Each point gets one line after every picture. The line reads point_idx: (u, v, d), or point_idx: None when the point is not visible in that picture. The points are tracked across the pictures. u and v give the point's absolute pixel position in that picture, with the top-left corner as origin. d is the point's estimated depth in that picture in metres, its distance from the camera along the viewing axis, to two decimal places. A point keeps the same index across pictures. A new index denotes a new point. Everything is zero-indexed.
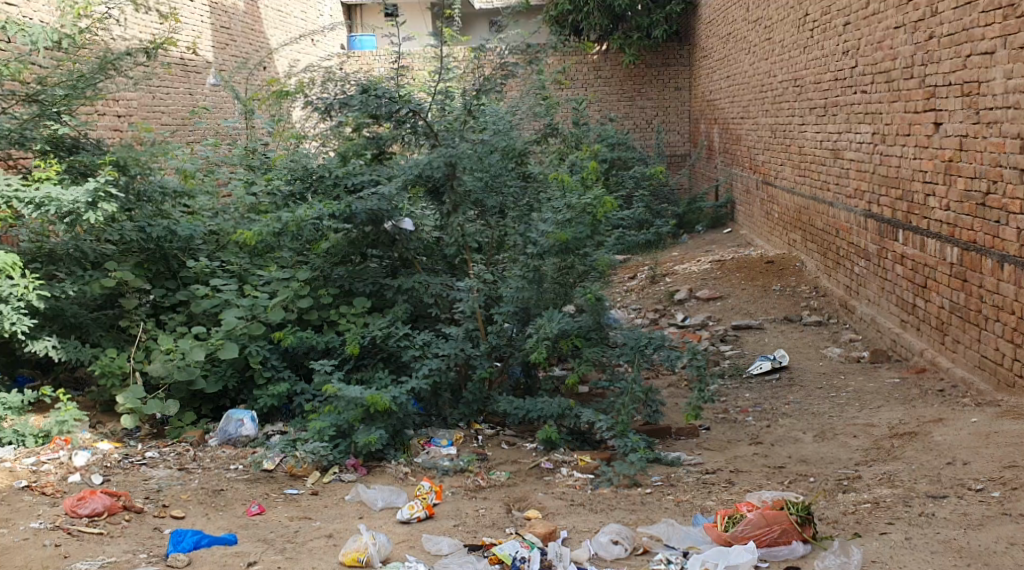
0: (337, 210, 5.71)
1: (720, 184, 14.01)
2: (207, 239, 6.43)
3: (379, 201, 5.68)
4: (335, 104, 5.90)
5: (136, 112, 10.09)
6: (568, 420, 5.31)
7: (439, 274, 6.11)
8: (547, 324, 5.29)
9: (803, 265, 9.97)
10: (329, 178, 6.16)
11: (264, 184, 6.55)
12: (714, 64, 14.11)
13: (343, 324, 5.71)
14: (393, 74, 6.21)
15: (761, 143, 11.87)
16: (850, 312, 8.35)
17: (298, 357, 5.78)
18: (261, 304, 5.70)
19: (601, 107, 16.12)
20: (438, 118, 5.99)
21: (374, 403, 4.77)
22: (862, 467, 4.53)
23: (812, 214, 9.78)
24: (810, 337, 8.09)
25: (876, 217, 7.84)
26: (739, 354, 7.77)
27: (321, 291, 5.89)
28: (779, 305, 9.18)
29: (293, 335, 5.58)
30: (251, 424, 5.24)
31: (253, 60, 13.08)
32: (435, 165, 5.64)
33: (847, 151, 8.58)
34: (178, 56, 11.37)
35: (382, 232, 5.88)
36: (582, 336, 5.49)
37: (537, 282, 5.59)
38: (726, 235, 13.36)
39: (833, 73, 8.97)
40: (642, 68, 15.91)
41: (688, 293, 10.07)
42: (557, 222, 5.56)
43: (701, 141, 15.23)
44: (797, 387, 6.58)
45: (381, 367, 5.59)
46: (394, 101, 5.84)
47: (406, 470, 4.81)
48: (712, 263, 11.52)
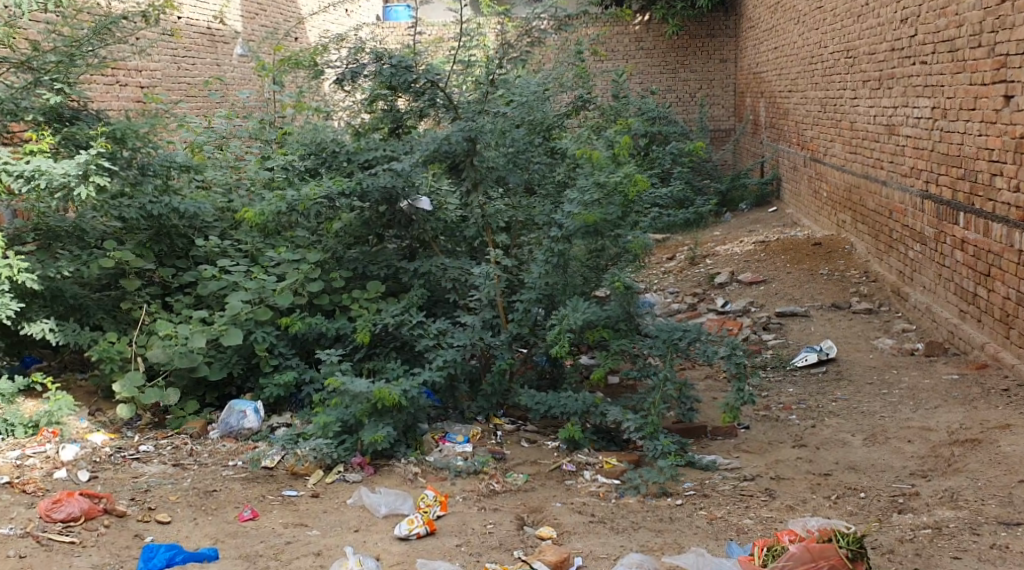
0: (347, 188, 5.40)
1: (765, 160, 13.43)
2: (217, 216, 6.10)
3: (393, 179, 5.32)
4: (353, 74, 5.56)
5: (161, 82, 10.16)
6: (593, 419, 4.92)
7: (458, 257, 5.76)
8: (571, 315, 4.88)
9: (853, 248, 9.43)
10: (342, 154, 5.77)
11: (279, 158, 6.25)
12: (762, 35, 13.47)
13: (355, 310, 5.35)
14: (407, 44, 5.83)
15: (810, 118, 11.27)
16: (904, 299, 7.84)
17: (308, 345, 5.39)
18: (269, 287, 5.33)
19: (642, 80, 15.57)
20: (459, 90, 5.63)
21: (382, 397, 4.41)
22: (920, 481, 4.06)
23: (864, 194, 9.22)
24: (860, 326, 7.57)
25: (935, 198, 7.29)
26: (782, 343, 7.30)
27: (333, 274, 5.51)
28: (826, 290, 8.66)
29: (301, 321, 5.22)
30: (254, 416, 4.89)
31: (283, 30, 12.75)
32: (454, 140, 5.22)
33: (904, 127, 8.01)
34: (205, 26, 11.11)
35: (398, 212, 5.63)
36: (611, 327, 5.07)
37: (561, 268, 5.20)
38: (772, 214, 12.79)
39: (889, 43, 8.39)
40: (686, 39, 15.31)
41: (729, 276, 9.57)
42: (585, 202, 5.13)
43: (745, 115, 14.62)
44: (845, 383, 6.09)
45: (394, 357, 5.22)
46: (410, 71, 5.41)
47: (416, 470, 4.44)
48: (756, 243, 11.00)
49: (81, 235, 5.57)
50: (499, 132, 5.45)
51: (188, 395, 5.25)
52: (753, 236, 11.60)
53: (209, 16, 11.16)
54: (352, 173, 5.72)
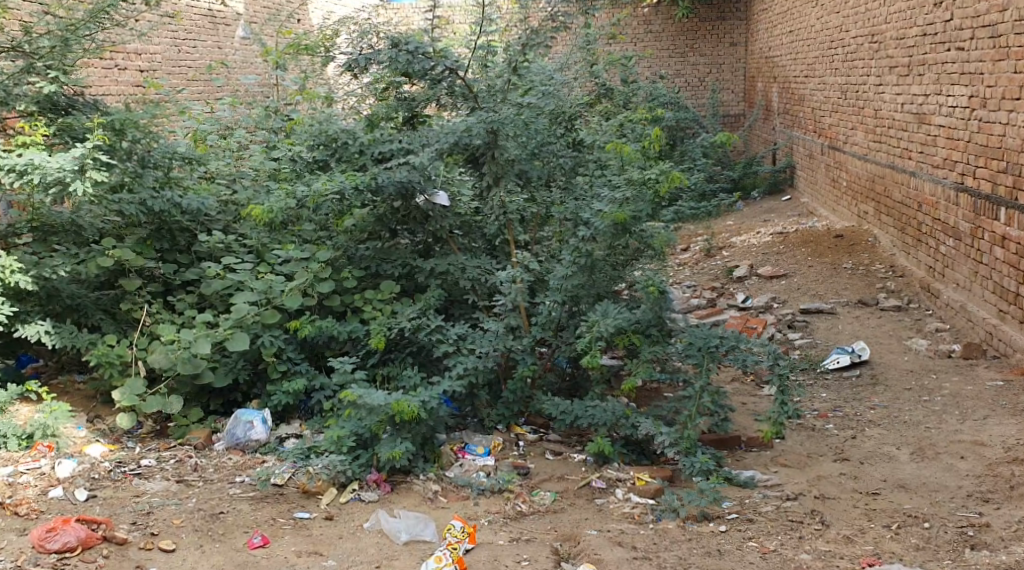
0: (360, 183, 5.05)
1: (779, 147, 13.08)
2: (221, 210, 5.78)
3: (409, 173, 5.00)
4: (366, 60, 5.22)
5: (161, 66, 9.81)
6: (623, 430, 4.62)
7: (477, 254, 5.45)
8: (601, 322, 4.57)
9: (877, 241, 9.10)
10: (353, 145, 5.43)
11: (285, 148, 5.92)
12: (776, 18, 13.10)
13: (368, 312, 5.03)
14: (421, 28, 5.49)
15: (828, 105, 10.92)
16: (935, 296, 7.53)
17: (318, 349, 5.08)
18: (277, 287, 5.00)
19: (651, 64, 15.19)
20: (478, 78, 5.30)
21: (400, 412, 4.08)
22: (987, 513, 3.84)
23: (889, 184, 8.88)
24: (891, 324, 7.26)
25: (972, 191, 6.98)
26: (811, 343, 6.98)
27: (345, 273, 5.19)
28: (852, 286, 8.34)
29: (311, 325, 4.90)
30: (262, 427, 4.58)
31: (285, 11, 12.36)
32: (475, 132, 4.95)
33: (936, 116, 7.68)
34: (204, 7, 10.74)
35: (414, 207, 5.32)
36: (641, 332, 4.77)
37: (589, 269, 4.88)
38: (786, 203, 12.45)
39: (920, 28, 8.05)
40: (695, 22, 14.92)
41: (749, 270, 9.24)
42: (614, 199, 4.83)
43: (757, 101, 14.25)
44: (881, 389, 5.79)
45: (410, 363, 4.91)
46: (428, 57, 5.11)
47: (436, 488, 4.15)
48: (773, 234, 10.66)
49: (78, 231, 5.25)
50: (521, 123, 5.13)
51: (191, 402, 4.94)
52: (770, 226, 11.26)
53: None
54: (364, 166, 5.40)
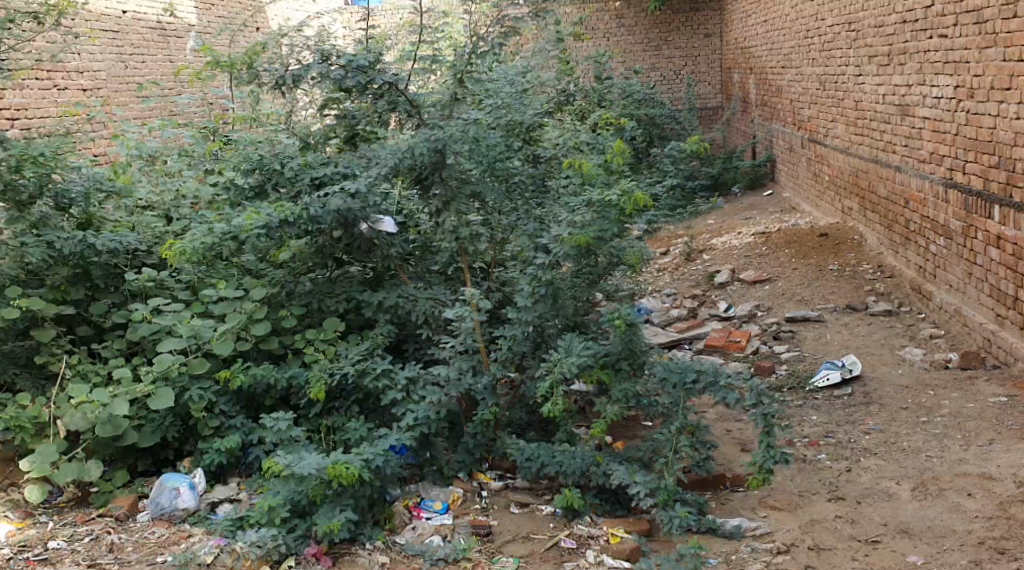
0: (291, 214, 4.59)
1: (759, 141, 12.63)
2: (150, 245, 5.28)
3: (349, 202, 4.52)
4: (297, 77, 4.74)
5: (106, 84, 9.33)
6: (595, 479, 4.16)
7: (430, 284, 4.98)
8: (564, 363, 4.08)
9: (864, 239, 8.66)
10: (288, 171, 4.96)
11: (220, 174, 5.44)
12: (750, 7, 12.65)
13: (309, 356, 4.55)
14: (359, 38, 5.01)
15: (807, 97, 10.47)
16: (927, 299, 7.11)
17: (256, 398, 4.61)
18: (205, 333, 4.49)
19: (624, 59, 14.74)
20: (422, 92, 4.83)
21: (337, 475, 3.70)
22: None
23: (873, 179, 8.45)
24: (883, 333, 6.82)
25: (961, 188, 6.55)
26: (798, 356, 6.55)
27: (282, 313, 4.73)
28: (839, 289, 7.90)
29: (244, 374, 4.43)
30: (189, 493, 4.12)
31: (243, 20, 11.86)
32: (418, 152, 4.46)
33: (920, 107, 7.24)
34: (153, 19, 10.24)
35: (357, 236, 4.80)
36: (611, 367, 4.29)
37: (551, 298, 4.46)
38: (768, 198, 12.00)
39: (899, 14, 7.62)
40: (668, 14, 14.48)
41: (731, 275, 8.78)
42: (573, 222, 4.38)
43: (734, 93, 13.81)
44: (876, 409, 5.35)
45: (357, 411, 4.43)
46: (364, 72, 4.64)
47: (383, 560, 3.71)
48: (755, 234, 10.21)
49: None
50: (472, 140, 4.65)
51: (116, 463, 4.45)
52: (751, 225, 10.82)
53: (158, 8, 10.28)
54: (301, 192, 4.91)
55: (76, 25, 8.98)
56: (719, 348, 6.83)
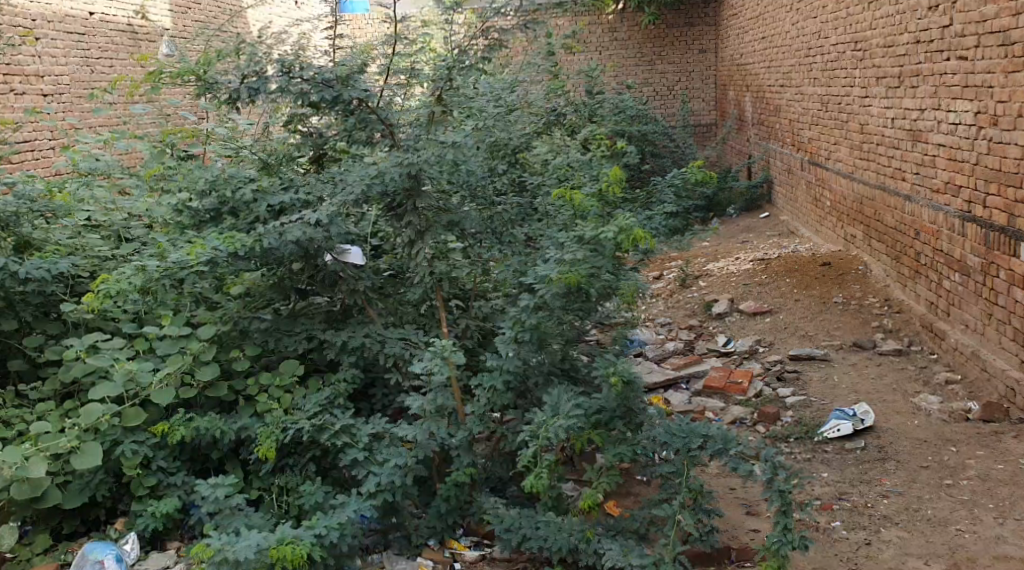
0: (243, 246, 4.04)
1: (754, 161, 12.17)
2: (91, 271, 4.74)
3: (310, 231, 4.00)
4: (253, 90, 4.21)
5: (70, 90, 8.80)
6: (584, 556, 3.66)
7: (403, 322, 4.46)
8: (549, 425, 3.55)
9: (869, 269, 8.16)
10: (246, 193, 4.44)
11: (171, 194, 4.90)
12: (747, 23, 12.21)
13: (262, 405, 4.02)
14: (326, 48, 4.49)
15: (807, 117, 10.00)
16: (939, 338, 6.62)
17: (202, 449, 4.08)
18: (142, 377, 3.95)
19: (617, 75, 14.26)
20: (396, 110, 4.33)
21: (280, 558, 3.17)
22: None
23: (879, 207, 7.97)
24: (895, 376, 6.33)
25: (981, 221, 6.08)
26: (804, 400, 6.05)
27: (234, 354, 4.21)
28: (844, 325, 7.40)
29: (185, 426, 3.89)
30: (114, 566, 3.59)
31: (220, 25, 11.34)
32: (389, 177, 3.96)
33: (934, 133, 6.78)
34: (123, 23, 9.70)
35: (321, 268, 4.29)
36: (604, 425, 3.79)
37: (538, 344, 3.95)
38: (764, 221, 11.50)
39: (911, 34, 7.16)
40: (662, 29, 14.05)
41: (729, 305, 8.27)
42: (563, 259, 3.88)
43: (729, 112, 13.32)
44: (893, 467, 4.85)
45: (313, 470, 3.90)
46: (331, 85, 4.14)
47: None
48: (752, 260, 9.70)
49: None
50: (452, 164, 4.16)
51: (38, 525, 3.89)
52: (749, 250, 10.29)
53: (130, 11, 9.77)
54: (258, 219, 4.40)
55: (36, 28, 8.44)
56: (718, 390, 6.31)
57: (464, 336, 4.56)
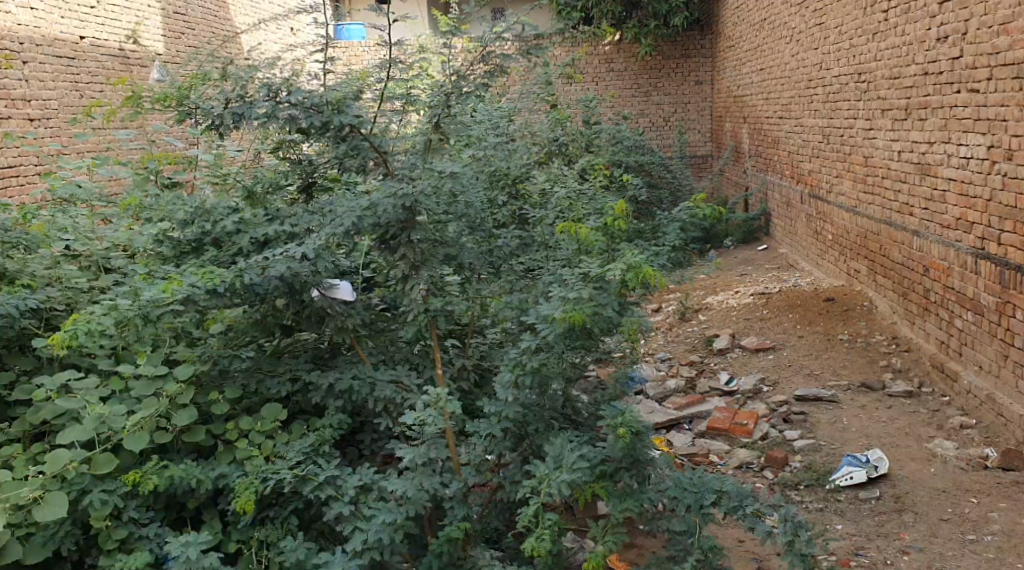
0: (223, 280, 3.79)
1: (752, 193, 11.97)
2: (64, 305, 4.47)
3: (296, 266, 3.76)
4: (239, 116, 3.98)
5: (56, 115, 8.56)
6: None
7: (394, 363, 4.21)
8: (551, 479, 3.29)
9: (873, 306, 7.93)
10: (229, 224, 4.19)
11: (150, 224, 4.65)
12: (745, 55, 12.08)
13: (242, 451, 3.75)
14: (317, 72, 4.27)
15: (808, 150, 9.83)
16: (952, 379, 6.38)
17: (176, 498, 3.80)
18: (112, 421, 3.68)
19: (614, 105, 14.09)
20: (389, 138, 4.10)
21: None
22: None
23: (884, 242, 7.75)
24: (906, 419, 6.09)
25: (995, 259, 5.86)
26: (813, 443, 5.79)
27: (213, 396, 3.94)
28: (850, 364, 7.15)
29: (158, 474, 3.62)
30: None
31: (214, 50, 11.17)
32: (381, 209, 3.72)
33: (944, 167, 6.57)
34: (115, 47, 9.50)
35: (308, 305, 4.04)
36: (610, 478, 3.53)
37: (538, 390, 3.70)
38: (763, 254, 11.28)
39: (918, 65, 6.98)
40: (659, 60, 13.93)
41: (730, 341, 8.01)
42: (566, 298, 3.64)
43: (726, 143, 13.15)
44: (912, 520, 4.65)
45: (296, 523, 3.63)
46: (319, 111, 3.91)
47: None
48: (752, 294, 9.45)
49: None
50: (448, 196, 3.93)
51: None
52: (748, 283, 10.05)
53: (121, 35, 9.57)
54: (241, 251, 4.16)
55: (23, 52, 8.21)
56: (723, 432, 6.04)
57: (460, 376, 4.31)
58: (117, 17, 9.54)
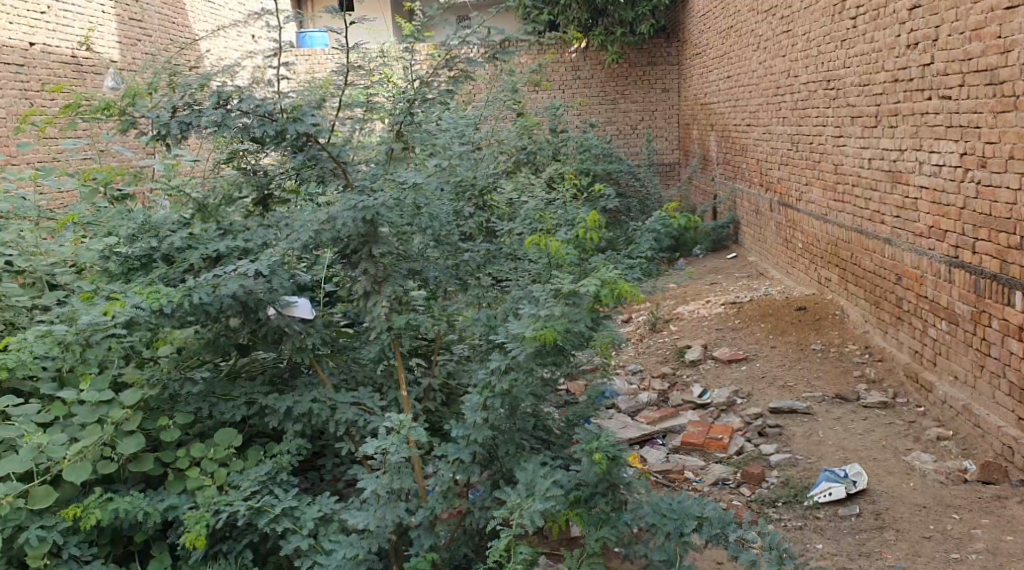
0: (170, 300, 3.55)
1: (721, 201, 11.87)
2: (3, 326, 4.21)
3: (251, 284, 3.55)
4: (187, 125, 3.75)
5: (4, 123, 8.23)
6: None
7: (356, 384, 4.00)
8: (522, 509, 3.12)
9: (846, 314, 7.82)
10: (179, 239, 3.96)
11: (96, 239, 4.40)
12: (711, 62, 12.00)
13: (193, 481, 3.53)
14: (274, 78, 4.06)
15: (776, 157, 9.74)
16: (927, 390, 6.27)
17: (122, 532, 3.56)
18: (51, 452, 3.44)
19: (581, 112, 13.95)
20: (349, 147, 3.92)
21: None
22: None
23: (856, 250, 7.64)
24: (883, 431, 5.98)
25: (970, 267, 5.76)
26: (789, 457, 5.67)
27: (162, 422, 3.71)
28: (824, 375, 7.04)
29: (101, 507, 3.38)
30: None
31: (172, 58, 10.88)
32: (340, 224, 3.53)
33: (916, 175, 6.48)
34: (67, 54, 9.19)
35: (264, 325, 3.83)
36: (584, 504, 3.36)
37: (507, 411, 3.53)
38: (732, 262, 11.17)
39: (888, 72, 6.89)
40: (625, 67, 13.82)
41: (702, 352, 7.87)
42: (536, 315, 3.46)
43: (694, 150, 13.07)
44: (893, 538, 4.60)
45: (251, 557, 3.42)
46: (273, 120, 3.71)
47: None
48: (724, 303, 9.32)
49: None
50: (412, 208, 3.74)
51: None
52: (719, 292, 9.92)
53: (73, 42, 9.26)
54: (191, 267, 3.93)
55: None
56: (697, 446, 5.89)
57: (426, 396, 4.11)
58: (69, 23, 9.23)
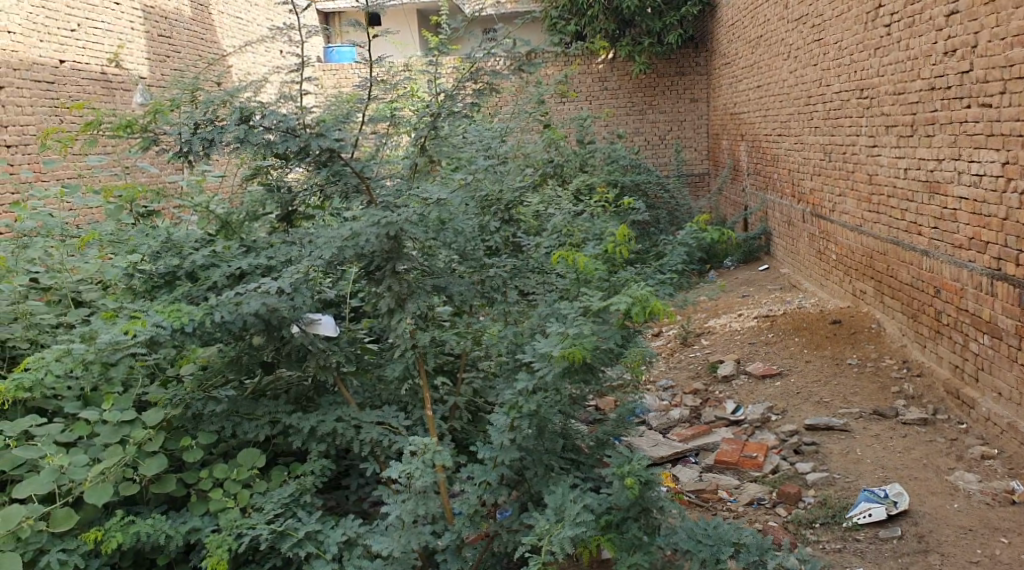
0: (192, 320, 3.49)
1: (752, 212, 11.69)
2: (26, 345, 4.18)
3: (273, 302, 3.48)
4: (209, 142, 3.70)
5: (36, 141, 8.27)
6: None
7: (380, 402, 3.92)
8: (551, 534, 3.02)
9: (882, 327, 7.62)
10: (202, 257, 3.91)
11: (119, 256, 4.35)
12: (741, 72, 11.85)
13: (216, 503, 3.46)
14: (297, 93, 4.00)
15: (809, 167, 9.56)
16: (969, 406, 6.08)
17: (144, 554, 3.51)
18: (72, 473, 3.38)
19: (609, 124, 13.85)
20: (374, 163, 3.85)
21: None
22: None
23: (892, 262, 7.45)
24: (923, 449, 5.80)
25: (1013, 280, 5.58)
26: (825, 475, 5.52)
27: (185, 442, 3.65)
28: (861, 390, 6.85)
29: (122, 529, 3.33)
30: None
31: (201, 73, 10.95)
32: (365, 240, 3.46)
33: (954, 184, 6.31)
34: (97, 71, 9.24)
35: (287, 343, 3.76)
36: (615, 529, 3.25)
37: (535, 432, 3.43)
38: (764, 273, 10.98)
39: (925, 79, 6.72)
40: (654, 78, 13.70)
41: (735, 367, 7.71)
42: (564, 334, 3.37)
43: (724, 161, 12.90)
44: (938, 563, 4.44)
45: None
46: (296, 135, 3.65)
47: None
48: (755, 316, 9.14)
49: None
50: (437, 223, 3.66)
51: None
52: (751, 305, 9.74)
53: (103, 59, 9.31)
54: (215, 285, 3.88)
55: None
56: (731, 465, 5.75)
57: (452, 416, 4.02)
58: (99, 40, 9.30)
